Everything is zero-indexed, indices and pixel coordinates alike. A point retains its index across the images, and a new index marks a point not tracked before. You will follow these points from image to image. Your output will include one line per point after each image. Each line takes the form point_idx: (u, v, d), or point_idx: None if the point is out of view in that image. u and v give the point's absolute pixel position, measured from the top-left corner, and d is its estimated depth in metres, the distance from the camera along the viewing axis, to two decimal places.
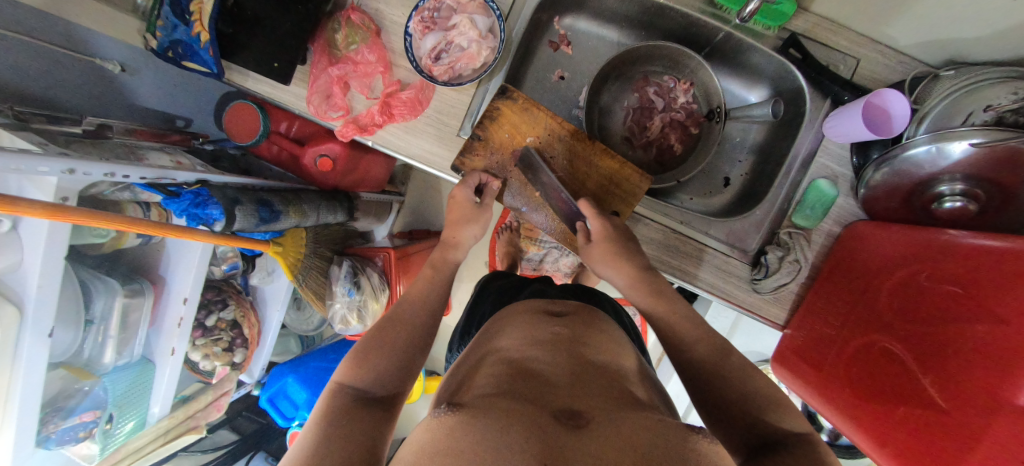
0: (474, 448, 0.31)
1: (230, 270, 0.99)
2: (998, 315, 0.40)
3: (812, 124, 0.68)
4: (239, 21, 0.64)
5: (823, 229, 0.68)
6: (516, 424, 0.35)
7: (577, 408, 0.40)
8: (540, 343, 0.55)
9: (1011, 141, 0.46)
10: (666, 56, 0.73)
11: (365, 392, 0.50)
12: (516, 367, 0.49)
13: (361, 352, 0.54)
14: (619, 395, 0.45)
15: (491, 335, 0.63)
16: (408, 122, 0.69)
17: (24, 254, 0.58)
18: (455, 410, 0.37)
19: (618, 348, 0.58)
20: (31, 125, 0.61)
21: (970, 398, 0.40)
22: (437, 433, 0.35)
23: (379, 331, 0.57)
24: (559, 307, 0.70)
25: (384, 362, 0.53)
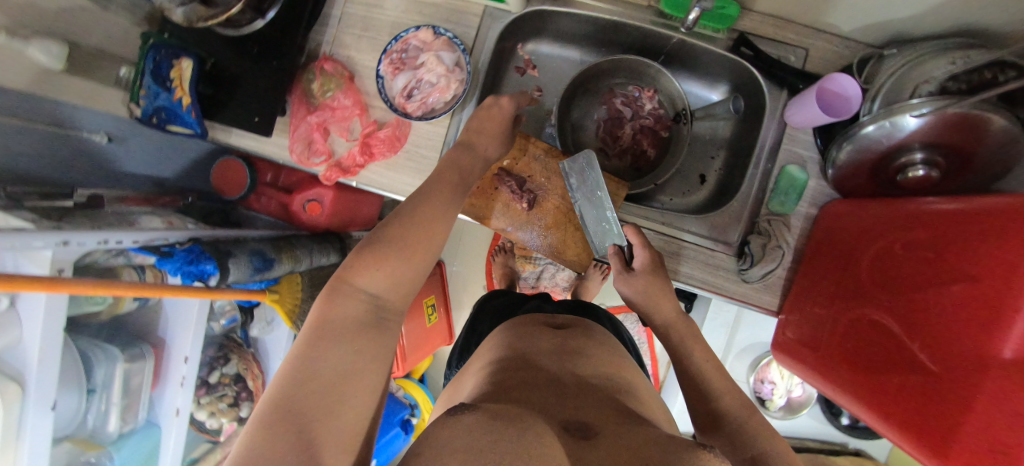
0: (494, 446, 0.29)
1: (229, 324, 1.01)
2: (970, 273, 0.42)
3: (773, 114, 0.71)
4: (218, 83, 0.69)
5: (800, 213, 0.70)
6: (532, 428, 0.33)
7: (582, 420, 0.40)
8: (543, 354, 0.55)
9: (956, 108, 0.49)
10: (627, 67, 0.77)
11: (376, 302, 0.42)
12: (522, 375, 0.49)
13: (377, 253, 0.43)
14: (622, 407, 0.45)
15: (493, 346, 0.63)
16: (388, 160, 0.72)
17: (24, 331, 0.59)
18: (472, 411, 0.35)
19: (615, 359, 0.59)
20: (24, 203, 0.63)
21: (957, 357, 0.41)
22: (452, 430, 0.32)
23: (390, 227, 0.46)
24: (558, 320, 0.70)
25: (407, 268, 0.45)
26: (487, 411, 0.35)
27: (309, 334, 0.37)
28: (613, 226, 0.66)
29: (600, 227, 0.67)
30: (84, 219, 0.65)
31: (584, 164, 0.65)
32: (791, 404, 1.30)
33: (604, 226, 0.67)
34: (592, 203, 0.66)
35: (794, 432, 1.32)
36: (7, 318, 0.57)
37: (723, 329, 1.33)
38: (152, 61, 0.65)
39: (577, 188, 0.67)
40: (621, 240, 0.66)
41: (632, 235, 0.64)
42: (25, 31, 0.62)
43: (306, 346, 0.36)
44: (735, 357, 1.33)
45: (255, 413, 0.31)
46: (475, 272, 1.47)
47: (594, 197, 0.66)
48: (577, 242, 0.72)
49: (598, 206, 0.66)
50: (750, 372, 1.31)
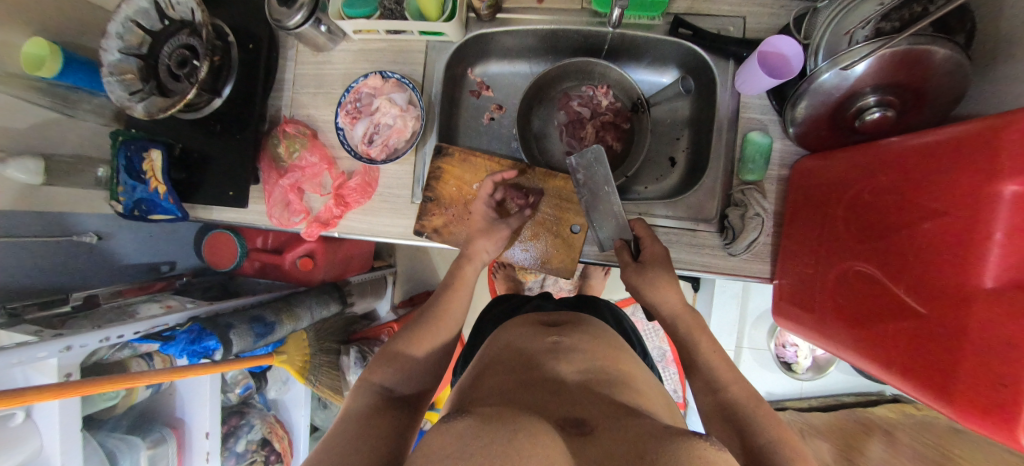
0: (483, 451, 0.32)
1: (245, 392, 1.02)
2: (942, 208, 0.42)
3: (725, 86, 0.72)
4: (189, 165, 0.72)
5: (772, 177, 0.71)
6: (524, 429, 0.35)
7: (580, 416, 0.41)
8: (538, 353, 0.56)
9: (900, 45, 0.49)
10: (575, 70, 0.79)
11: (391, 391, 0.54)
12: (518, 378, 0.50)
13: (386, 354, 0.58)
14: (618, 400, 0.46)
15: (491, 350, 0.64)
16: (364, 205, 0.73)
17: (43, 437, 0.61)
18: (463, 417, 0.38)
19: (618, 354, 0.59)
20: (24, 317, 0.65)
21: (944, 294, 0.40)
22: (443, 436, 0.35)
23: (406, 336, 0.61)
24: (555, 317, 0.71)
25: (412, 360, 0.58)
26: (479, 416, 0.38)
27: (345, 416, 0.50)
28: (619, 222, 0.66)
29: (607, 221, 0.67)
30: (86, 320, 0.68)
31: (592, 160, 0.65)
32: (818, 363, 1.28)
33: (611, 220, 0.66)
34: (601, 196, 0.66)
35: (827, 390, 1.30)
36: (27, 429, 0.60)
37: (734, 301, 1.32)
38: (125, 157, 0.68)
39: (584, 183, 0.66)
40: (629, 234, 0.66)
41: (639, 228, 0.66)
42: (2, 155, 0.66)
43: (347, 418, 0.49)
44: (752, 326, 1.32)
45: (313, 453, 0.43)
46: (480, 292, 1.48)
47: (602, 192, 0.65)
48: (560, 249, 0.72)
49: (607, 199, 0.65)
50: (770, 338, 1.30)
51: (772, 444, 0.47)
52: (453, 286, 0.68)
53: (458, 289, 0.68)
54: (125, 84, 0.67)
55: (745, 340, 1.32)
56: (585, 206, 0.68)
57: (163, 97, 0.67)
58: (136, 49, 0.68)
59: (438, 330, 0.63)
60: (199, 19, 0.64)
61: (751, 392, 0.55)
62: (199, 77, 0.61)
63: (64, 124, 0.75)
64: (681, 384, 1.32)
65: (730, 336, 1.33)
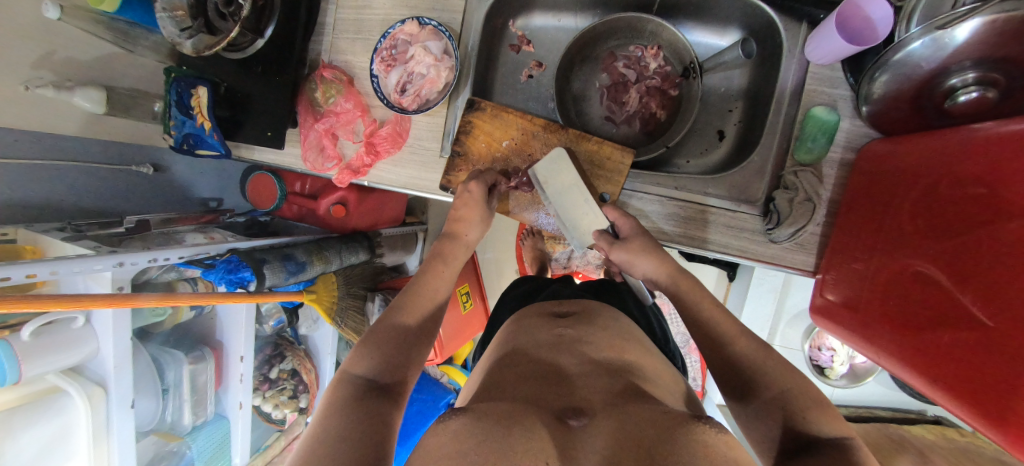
0: (478, 450, 0.35)
1: (278, 325, 1.10)
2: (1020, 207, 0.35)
3: (793, 53, 0.64)
4: (231, 103, 0.74)
5: (834, 159, 0.64)
6: (518, 425, 0.38)
7: (578, 405, 0.43)
8: (544, 347, 0.56)
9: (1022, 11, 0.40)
10: (624, 27, 0.73)
11: (369, 381, 0.50)
12: (524, 372, 0.50)
13: (366, 341, 0.54)
14: (627, 388, 0.45)
15: (501, 343, 0.64)
16: (394, 156, 0.74)
17: (100, 342, 0.69)
18: (460, 415, 0.40)
19: (626, 343, 0.58)
20: (87, 233, 0.73)
21: (1008, 306, 0.35)
22: (442, 437, 0.38)
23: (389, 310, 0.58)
24: (564, 308, 0.70)
25: (392, 346, 0.54)
26: (474, 413, 0.41)
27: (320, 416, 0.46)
28: (586, 219, 0.63)
29: (579, 216, 0.63)
30: (139, 242, 0.75)
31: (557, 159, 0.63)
32: (854, 371, 1.21)
33: (584, 211, 0.63)
34: (563, 189, 0.63)
35: (861, 399, 1.23)
36: (86, 333, 0.68)
37: (771, 295, 1.24)
38: (176, 93, 0.70)
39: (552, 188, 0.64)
40: (604, 222, 0.63)
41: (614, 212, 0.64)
42: (70, 83, 0.71)
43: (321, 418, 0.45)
44: (787, 324, 1.25)
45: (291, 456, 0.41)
46: (506, 258, 1.49)
47: (571, 191, 0.63)
48: None
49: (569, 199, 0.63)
50: (804, 339, 1.23)
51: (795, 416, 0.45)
52: (434, 260, 0.65)
53: (451, 261, 0.66)
54: (176, 20, 0.68)
55: (777, 337, 1.27)
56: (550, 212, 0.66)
57: (209, 35, 0.68)
58: None
59: (417, 308, 0.59)
60: None
61: (758, 345, 0.53)
62: (241, 15, 0.61)
63: (125, 58, 0.79)
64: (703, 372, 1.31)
65: (761, 332, 1.27)
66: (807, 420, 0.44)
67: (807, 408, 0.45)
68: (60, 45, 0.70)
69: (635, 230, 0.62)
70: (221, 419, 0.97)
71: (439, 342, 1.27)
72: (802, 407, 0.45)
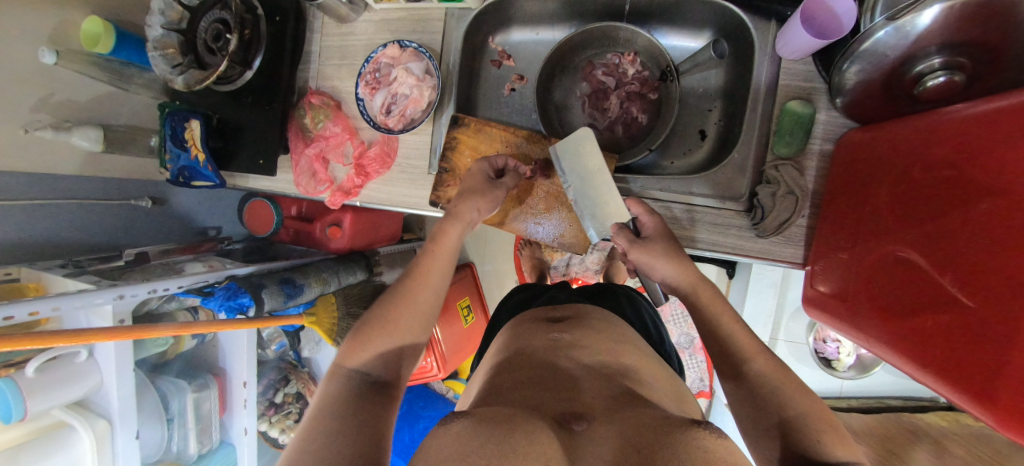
0: (480, 450, 0.35)
1: (280, 348, 1.13)
2: (995, 186, 0.36)
3: (765, 51, 0.66)
4: (223, 134, 0.76)
5: (813, 152, 0.65)
6: (521, 427, 0.38)
7: (580, 410, 0.44)
8: (538, 352, 0.56)
9: None
10: (600, 37, 0.75)
11: (368, 376, 0.51)
12: (520, 377, 0.51)
13: (361, 333, 0.54)
14: (620, 394, 0.46)
15: (497, 349, 0.65)
16: (383, 176, 0.76)
17: (103, 376, 0.70)
18: (461, 418, 0.41)
19: (619, 346, 0.58)
20: (88, 269, 0.74)
21: (989, 285, 0.35)
22: (445, 438, 0.38)
23: (385, 303, 0.58)
24: (559, 313, 0.70)
25: (387, 339, 0.54)
26: (476, 416, 0.41)
27: (316, 407, 0.46)
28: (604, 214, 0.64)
29: (599, 206, 0.64)
30: (139, 274, 0.76)
31: (580, 144, 0.64)
32: (862, 361, 1.19)
33: (604, 202, 0.64)
34: (587, 182, 0.64)
35: (872, 389, 1.22)
36: (89, 367, 0.69)
37: (771, 290, 1.24)
38: (170, 127, 0.72)
39: (572, 171, 0.65)
40: (625, 216, 0.63)
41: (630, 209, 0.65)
42: (68, 124, 0.73)
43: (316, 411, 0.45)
44: (790, 317, 1.25)
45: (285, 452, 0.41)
46: (505, 269, 1.50)
47: (592, 177, 0.64)
48: (574, 224, 0.71)
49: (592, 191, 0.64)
50: (808, 332, 1.22)
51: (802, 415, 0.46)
52: (430, 250, 0.62)
53: (443, 242, 0.62)
54: (168, 57, 0.71)
55: (781, 332, 1.26)
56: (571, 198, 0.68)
57: (200, 70, 0.71)
58: (176, 25, 0.71)
59: (413, 303, 0.58)
60: None
61: (775, 364, 0.53)
62: (229, 50, 0.63)
63: (121, 97, 0.82)
64: (709, 371, 1.32)
65: (764, 327, 1.27)
66: (818, 440, 0.44)
67: (820, 430, 0.44)
68: (59, 88, 0.73)
69: (658, 231, 0.64)
70: (227, 446, 0.97)
71: (442, 357, 1.27)
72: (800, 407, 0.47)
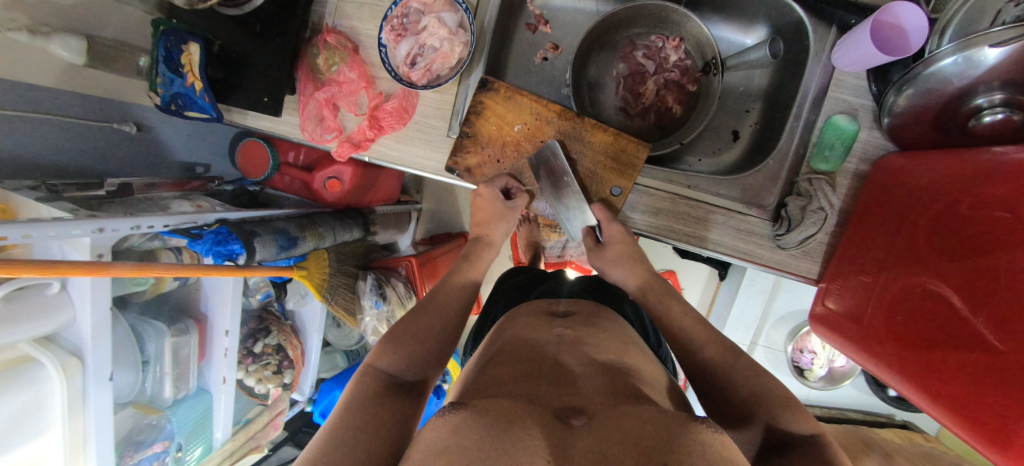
0: (477, 446, 0.32)
1: (265, 299, 1.07)
2: None
3: (819, 57, 0.63)
4: (225, 63, 0.69)
5: (848, 170, 0.63)
6: (518, 423, 0.36)
7: (579, 404, 0.41)
8: (545, 344, 0.54)
9: None
10: (648, 16, 0.70)
11: (391, 377, 0.52)
12: (523, 370, 0.49)
13: (393, 338, 0.56)
14: (632, 391, 0.44)
15: (496, 339, 0.62)
16: (398, 132, 0.70)
17: (76, 311, 0.66)
18: (460, 410, 0.37)
19: (623, 347, 0.57)
20: (64, 194, 0.68)
21: (1018, 332, 0.35)
22: (439, 431, 0.36)
23: (414, 316, 0.60)
24: (563, 307, 0.69)
25: (418, 348, 0.56)
26: (475, 408, 0.38)
27: (342, 407, 0.46)
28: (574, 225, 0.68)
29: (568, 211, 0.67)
30: (119, 206, 0.70)
31: (548, 154, 0.64)
32: (832, 374, 1.24)
33: (573, 208, 0.66)
34: (559, 188, 0.65)
35: (835, 401, 1.27)
36: (61, 300, 0.64)
37: (759, 297, 1.26)
38: (164, 48, 0.64)
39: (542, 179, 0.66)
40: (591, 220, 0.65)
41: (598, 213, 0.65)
42: (47, 28, 0.65)
43: (343, 408, 0.46)
44: (772, 325, 1.27)
45: (307, 447, 0.41)
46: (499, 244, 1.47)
47: (562, 184, 0.65)
48: None
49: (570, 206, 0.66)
50: (788, 341, 1.25)
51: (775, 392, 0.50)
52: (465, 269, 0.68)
53: (477, 263, 0.69)
54: None
55: (761, 338, 1.28)
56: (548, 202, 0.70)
57: None
58: None
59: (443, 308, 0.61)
60: None
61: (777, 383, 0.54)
62: None
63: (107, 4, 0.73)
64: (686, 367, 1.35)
65: (746, 332, 1.29)
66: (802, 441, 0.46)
67: (789, 415, 0.47)
68: None
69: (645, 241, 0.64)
70: (203, 393, 0.95)
71: None
72: (808, 427, 0.46)
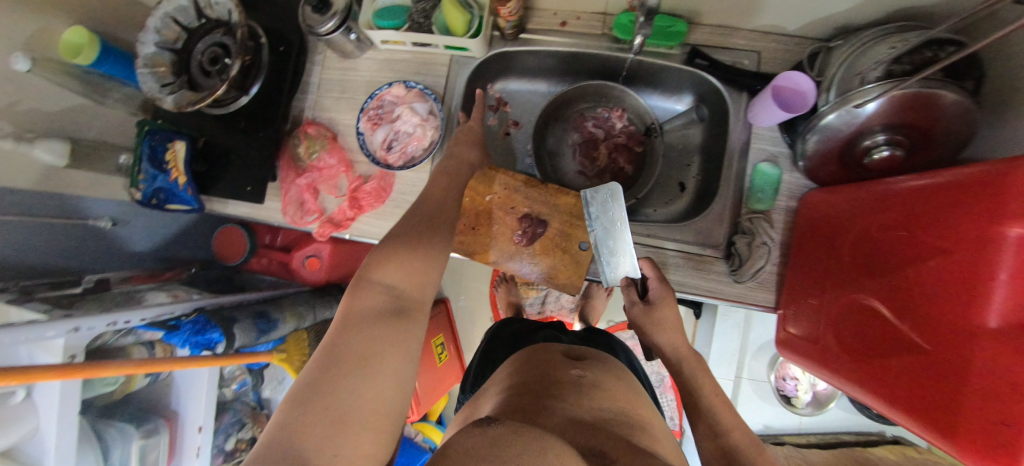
0: (522, 457, 0.32)
1: (240, 388, 1.02)
2: (942, 247, 0.43)
3: (737, 117, 0.74)
4: (210, 158, 0.73)
5: (780, 208, 0.72)
6: (558, 444, 0.36)
7: (600, 447, 0.42)
8: (564, 382, 0.56)
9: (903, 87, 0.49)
10: (592, 92, 0.82)
11: (393, 296, 0.46)
12: (541, 402, 0.49)
13: (390, 253, 0.49)
14: (630, 441, 0.45)
15: (510, 370, 0.63)
16: (377, 209, 0.75)
17: (40, 419, 0.62)
18: (498, 423, 0.38)
19: (634, 397, 0.59)
20: (35, 295, 0.67)
21: (944, 330, 0.41)
22: (479, 438, 0.36)
23: (404, 232, 0.52)
24: (580, 351, 0.71)
25: (415, 264, 0.49)
26: (511, 424, 0.39)
27: (334, 332, 0.41)
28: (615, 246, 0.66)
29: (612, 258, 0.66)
30: (94, 302, 0.69)
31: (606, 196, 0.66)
32: (817, 398, 1.27)
33: (618, 256, 0.66)
34: (614, 230, 0.65)
35: (826, 426, 1.28)
36: (26, 408, 0.60)
37: (735, 330, 1.31)
38: (149, 146, 0.69)
39: (595, 217, 0.66)
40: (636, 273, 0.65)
41: (649, 270, 0.67)
42: (31, 136, 0.68)
43: (334, 335, 0.41)
44: (753, 356, 1.31)
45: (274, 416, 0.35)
46: (478, 305, 1.46)
47: (614, 228, 0.65)
48: (567, 265, 0.72)
49: (611, 220, 0.65)
50: (770, 370, 1.29)
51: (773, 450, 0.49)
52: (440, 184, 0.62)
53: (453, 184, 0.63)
54: (158, 76, 0.70)
55: (745, 371, 1.31)
56: (592, 238, 0.68)
57: (193, 91, 0.69)
58: (171, 44, 0.71)
59: (434, 239, 0.52)
60: (235, 22, 0.66)
61: None
62: (230, 74, 0.63)
63: (93, 111, 0.78)
64: (679, 411, 1.34)
65: (730, 366, 1.31)
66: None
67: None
68: (25, 96, 0.67)
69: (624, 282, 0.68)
70: None
71: (415, 397, 1.20)
72: None
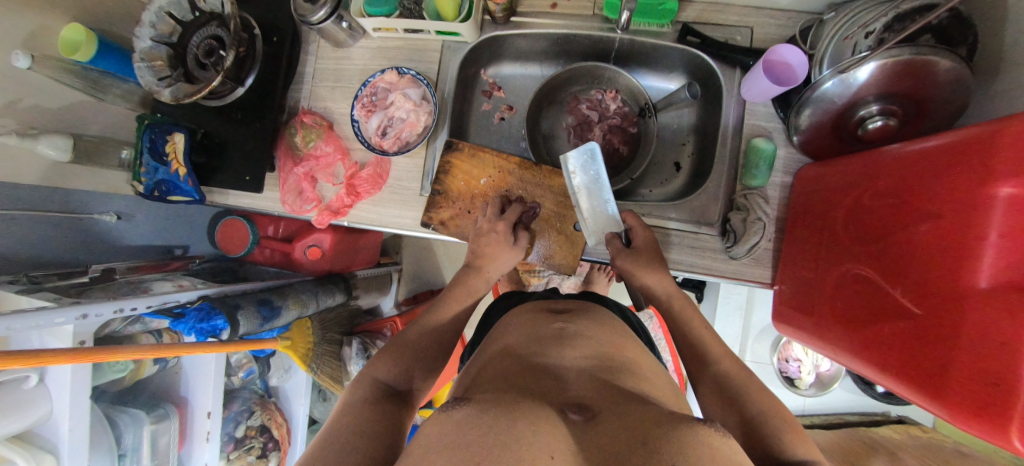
0: (479, 441, 0.32)
1: (247, 377, 1.04)
2: (933, 212, 0.43)
3: (731, 93, 0.74)
4: (208, 149, 0.75)
5: (776, 183, 0.72)
6: (524, 417, 0.36)
7: (583, 401, 0.41)
8: (542, 338, 0.57)
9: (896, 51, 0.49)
10: (585, 74, 0.82)
11: (388, 384, 0.57)
12: (519, 366, 0.49)
13: (389, 350, 0.62)
14: (622, 388, 0.45)
15: (499, 335, 0.63)
16: (374, 196, 0.76)
17: (53, 404, 0.64)
18: (462, 406, 0.38)
19: (623, 340, 0.60)
20: (44, 285, 0.69)
21: (934, 294, 0.41)
22: (442, 425, 0.36)
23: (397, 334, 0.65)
24: (560, 304, 0.72)
25: (409, 352, 0.62)
26: (475, 404, 0.39)
27: (338, 412, 0.51)
28: (612, 204, 0.69)
29: (596, 214, 0.70)
30: (101, 292, 0.71)
31: (586, 157, 0.68)
32: (821, 380, 1.25)
33: (601, 211, 0.70)
34: (594, 189, 0.69)
35: (829, 407, 1.28)
36: (38, 393, 0.62)
37: (736, 313, 1.31)
38: (149, 140, 0.70)
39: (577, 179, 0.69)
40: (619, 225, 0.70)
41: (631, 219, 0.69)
42: (35, 131, 0.69)
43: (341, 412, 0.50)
44: (755, 339, 1.31)
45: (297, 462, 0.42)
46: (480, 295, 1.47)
47: (596, 185, 0.69)
48: (563, 246, 0.73)
49: (594, 179, 0.68)
50: (772, 352, 1.29)
51: (765, 413, 0.49)
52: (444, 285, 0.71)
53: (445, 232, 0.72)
54: (155, 70, 0.71)
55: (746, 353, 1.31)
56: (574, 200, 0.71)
57: (189, 83, 0.70)
58: (167, 38, 0.72)
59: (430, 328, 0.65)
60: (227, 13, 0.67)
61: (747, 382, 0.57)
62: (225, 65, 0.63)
63: (94, 106, 0.79)
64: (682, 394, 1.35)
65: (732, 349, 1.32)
66: (785, 442, 0.45)
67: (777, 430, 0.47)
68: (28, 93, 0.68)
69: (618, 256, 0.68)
70: None
71: None
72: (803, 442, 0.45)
